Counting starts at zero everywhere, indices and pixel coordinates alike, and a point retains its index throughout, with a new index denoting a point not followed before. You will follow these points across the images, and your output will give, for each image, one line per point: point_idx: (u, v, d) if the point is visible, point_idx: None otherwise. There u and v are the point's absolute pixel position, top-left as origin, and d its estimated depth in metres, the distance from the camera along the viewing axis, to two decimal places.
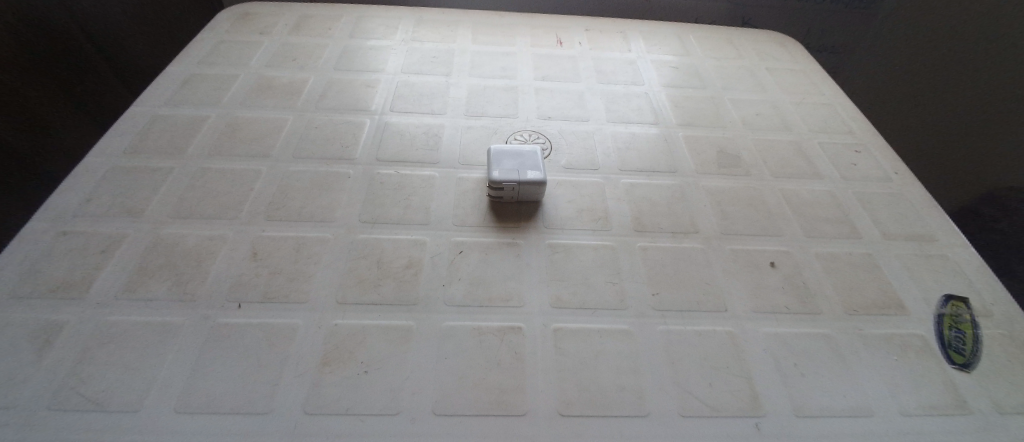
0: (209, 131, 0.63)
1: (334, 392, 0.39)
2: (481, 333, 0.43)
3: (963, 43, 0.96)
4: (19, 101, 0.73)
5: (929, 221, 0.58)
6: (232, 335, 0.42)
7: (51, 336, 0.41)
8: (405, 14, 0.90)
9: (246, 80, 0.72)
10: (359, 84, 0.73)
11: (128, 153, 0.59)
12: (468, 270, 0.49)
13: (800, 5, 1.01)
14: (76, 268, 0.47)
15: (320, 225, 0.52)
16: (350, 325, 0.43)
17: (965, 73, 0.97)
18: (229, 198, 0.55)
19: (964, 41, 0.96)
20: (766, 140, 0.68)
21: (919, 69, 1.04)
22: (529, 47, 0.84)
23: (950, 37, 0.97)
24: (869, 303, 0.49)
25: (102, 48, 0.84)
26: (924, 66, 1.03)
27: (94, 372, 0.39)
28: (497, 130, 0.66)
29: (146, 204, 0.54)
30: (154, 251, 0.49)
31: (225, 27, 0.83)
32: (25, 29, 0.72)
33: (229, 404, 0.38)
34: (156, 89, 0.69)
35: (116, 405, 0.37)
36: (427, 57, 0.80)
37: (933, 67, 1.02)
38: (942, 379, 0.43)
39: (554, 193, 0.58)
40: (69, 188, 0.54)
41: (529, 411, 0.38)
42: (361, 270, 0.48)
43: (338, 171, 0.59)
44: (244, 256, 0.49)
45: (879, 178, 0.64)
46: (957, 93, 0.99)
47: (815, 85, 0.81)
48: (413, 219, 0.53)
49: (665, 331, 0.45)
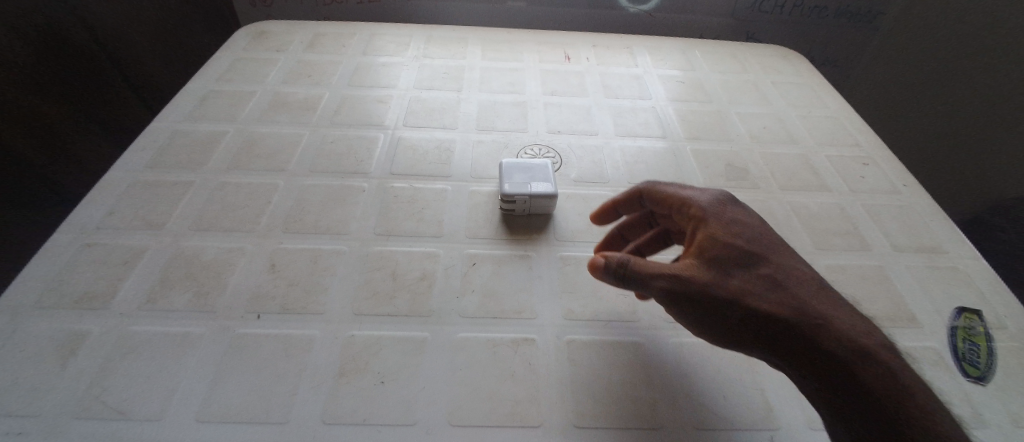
0: (228, 146, 0.65)
1: (351, 403, 0.39)
2: (495, 345, 0.44)
3: (981, 56, 0.92)
4: (39, 119, 0.74)
5: (938, 233, 0.58)
6: (250, 346, 0.43)
7: (76, 345, 0.43)
8: (417, 31, 0.93)
9: (263, 96, 0.74)
10: (371, 100, 0.75)
11: (150, 167, 0.61)
12: (481, 282, 0.50)
13: (803, 20, 1.03)
14: (99, 280, 0.48)
15: (335, 237, 0.54)
16: (365, 336, 0.44)
17: (984, 87, 0.93)
18: (247, 211, 0.56)
19: (983, 54, 0.92)
20: (773, 153, 0.69)
21: (934, 81, 1.01)
22: (537, 62, 0.86)
23: (968, 49, 0.94)
24: (881, 315, 0.49)
25: (121, 66, 0.84)
26: (939, 78, 1.00)
27: (117, 381, 0.40)
28: (506, 144, 0.68)
29: (166, 217, 0.55)
30: (175, 263, 0.50)
31: (243, 45, 0.86)
32: (41, 47, 0.72)
33: (248, 414, 0.38)
34: (176, 105, 0.71)
35: (139, 414, 0.38)
36: (438, 73, 0.82)
37: (948, 80, 0.99)
38: (958, 392, 0.43)
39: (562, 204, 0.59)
40: (94, 202, 0.56)
41: (543, 423, 0.39)
42: (376, 282, 0.49)
43: (353, 185, 0.60)
44: (261, 268, 0.50)
45: (887, 190, 0.64)
46: (975, 107, 0.95)
47: (820, 98, 0.82)
48: (426, 231, 0.55)
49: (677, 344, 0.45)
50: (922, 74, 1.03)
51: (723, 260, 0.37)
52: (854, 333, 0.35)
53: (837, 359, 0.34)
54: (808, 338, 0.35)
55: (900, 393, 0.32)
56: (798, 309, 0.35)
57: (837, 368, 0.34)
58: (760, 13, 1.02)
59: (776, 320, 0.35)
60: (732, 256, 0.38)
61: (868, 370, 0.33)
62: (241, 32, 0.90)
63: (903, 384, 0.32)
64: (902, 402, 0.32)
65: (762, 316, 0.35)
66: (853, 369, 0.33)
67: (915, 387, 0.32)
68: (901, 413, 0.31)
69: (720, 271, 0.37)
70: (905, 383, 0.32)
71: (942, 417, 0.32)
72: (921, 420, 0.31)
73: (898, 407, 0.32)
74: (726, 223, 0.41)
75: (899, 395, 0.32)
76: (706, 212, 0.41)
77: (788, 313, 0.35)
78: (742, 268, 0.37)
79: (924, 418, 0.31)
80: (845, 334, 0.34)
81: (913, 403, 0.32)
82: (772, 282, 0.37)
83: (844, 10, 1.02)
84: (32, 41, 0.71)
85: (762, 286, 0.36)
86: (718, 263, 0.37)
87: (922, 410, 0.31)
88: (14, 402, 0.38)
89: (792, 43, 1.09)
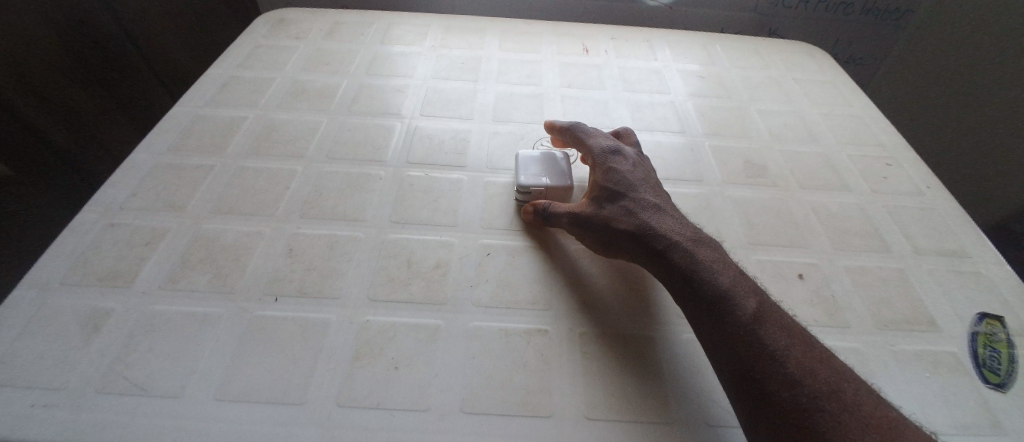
0: (247, 132, 0.66)
1: (365, 386, 0.40)
2: (507, 334, 0.44)
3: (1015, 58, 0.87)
4: (63, 102, 0.75)
5: (963, 237, 0.57)
6: (268, 327, 0.44)
7: (99, 321, 0.44)
8: (435, 21, 0.93)
9: (282, 84, 0.75)
10: (389, 89, 0.75)
11: (172, 151, 0.62)
12: (495, 272, 0.50)
13: (827, 16, 1.01)
14: (123, 259, 0.49)
15: (352, 224, 0.54)
16: (380, 322, 0.45)
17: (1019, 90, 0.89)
18: (266, 196, 0.57)
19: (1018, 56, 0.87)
20: (793, 152, 0.68)
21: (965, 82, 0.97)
22: (556, 54, 0.85)
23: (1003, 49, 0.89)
24: (900, 319, 0.48)
25: (143, 50, 0.85)
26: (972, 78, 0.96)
27: (138, 358, 0.41)
28: (523, 136, 0.68)
29: (188, 199, 0.56)
30: (195, 245, 0.51)
31: (263, 32, 0.87)
32: (67, 30, 0.73)
33: (265, 394, 0.39)
34: (197, 90, 0.72)
35: (159, 390, 0.39)
36: (456, 63, 0.82)
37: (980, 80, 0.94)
38: (978, 398, 0.42)
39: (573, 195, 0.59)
40: (118, 183, 0.57)
41: (554, 413, 0.39)
42: (391, 269, 0.49)
43: (370, 173, 0.61)
44: (280, 252, 0.51)
45: (910, 192, 0.63)
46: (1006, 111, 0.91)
47: (844, 97, 0.80)
48: (441, 221, 0.55)
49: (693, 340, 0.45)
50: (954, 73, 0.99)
51: (609, 204, 0.48)
52: (692, 257, 0.42)
53: (674, 277, 0.42)
54: (655, 261, 0.44)
55: (722, 301, 0.39)
56: (652, 240, 0.44)
57: (675, 284, 0.42)
58: (783, 8, 1.00)
59: (634, 249, 0.45)
60: (614, 201, 0.48)
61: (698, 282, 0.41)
62: (261, 19, 0.90)
63: (723, 294, 0.39)
64: (720, 308, 0.39)
65: (626, 245, 0.46)
66: (686, 282, 0.41)
67: (738, 296, 0.39)
68: (716, 316, 0.39)
69: (600, 210, 0.48)
70: (726, 293, 0.39)
71: (758, 318, 0.38)
72: (732, 320, 0.38)
73: (717, 311, 0.39)
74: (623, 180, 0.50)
75: (719, 302, 0.39)
76: (611, 172, 0.51)
77: (644, 242, 0.45)
78: (619, 210, 0.47)
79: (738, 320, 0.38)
80: (685, 257, 0.42)
81: (724, 307, 0.39)
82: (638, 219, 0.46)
83: (871, 7, 0.99)
84: (58, 23, 0.71)
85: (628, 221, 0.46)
86: (605, 206, 0.48)
87: (729, 313, 0.38)
88: (41, 375, 0.39)
89: (815, 40, 1.07)
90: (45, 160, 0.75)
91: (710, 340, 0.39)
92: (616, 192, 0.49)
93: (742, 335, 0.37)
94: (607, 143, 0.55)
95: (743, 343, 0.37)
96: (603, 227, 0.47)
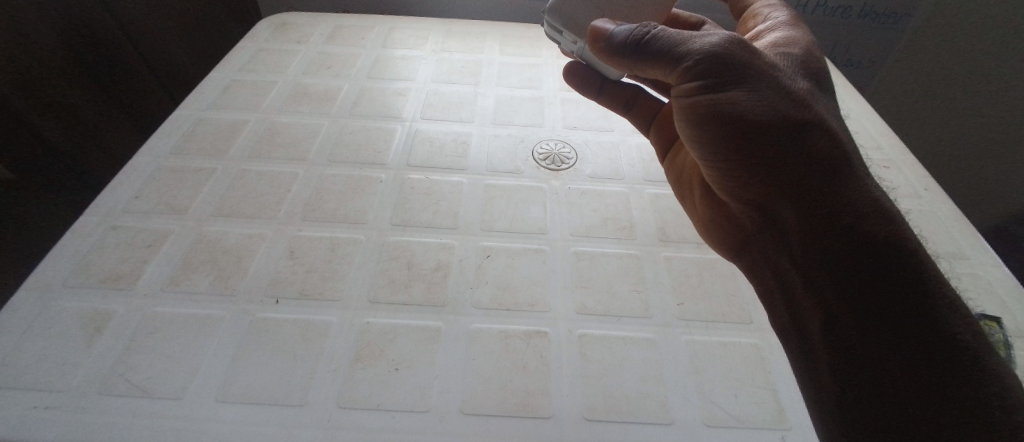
0: (249, 135, 0.66)
1: (366, 387, 0.40)
2: (508, 336, 0.45)
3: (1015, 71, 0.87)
4: (65, 105, 0.75)
5: (960, 239, 0.58)
6: (270, 329, 0.44)
7: (101, 324, 0.44)
8: (436, 25, 0.93)
9: (284, 87, 0.76)
10: (390, 92, 0.76)
11: (173, 154, 0.63)
12: (496, 274, 0.50)
13: (826, 20, 0.97)
14: (125, 261, 0.50)
15: (353, 226, 0.55)
16: (380, 324, 0.45)
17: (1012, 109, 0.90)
18: (268, 199, 0.57)
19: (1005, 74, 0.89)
20: None
21: (965, 87, 0.95)
22: (555, 59, 0.86)
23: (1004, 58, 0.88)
24: None
25: (146, 54, 0.85)
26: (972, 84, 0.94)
27: (140, 360, 0.41)
28: (522, 139, 0.68)
29: (189, 202, 0.57)
30: (197, 247, 0.51)
31: (264, 36, 0.87)
32: (69, 34, 0.73)
33: (264, 396, 0.39)
34: (200, 94, 0.73)
35: (161, 392, 0.39)
36: (456, 67, 0.82)
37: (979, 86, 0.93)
38: None
39: (587, 64, 0.53)
40: (120, 186, 0.58)
41: (554, 415, 0.39)
42: (392, 272, 0.50)
43: (371, 175, 0.61)
44: (281, 254, 0.51)
45: (909, 194, 0.63)
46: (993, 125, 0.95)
47: (842, 100, 0.81)
48: (442, 223, 0.55)
49: (769, 304, 0.41)
50: (952, 81, 0.96)
51: (789, 130, 0.35)
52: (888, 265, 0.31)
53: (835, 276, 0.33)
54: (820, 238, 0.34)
55: (943, 340, 0.29)
56: (840, 209, 0.33)
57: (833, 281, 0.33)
58: None
59: (793, 212, 0.36)
60: (788, 133, 0.35)
61: (915, 302, 0.30)
62: (265, 23, 0.91)
63: (956, 336, 0.28)
64: (932, 346, 0.29)
65: (798, 190, 0.35)
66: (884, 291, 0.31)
67: (976, 346, 0.28)
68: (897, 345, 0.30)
69: (777, 122, 0.35)
70: (962, 337, 0.28)
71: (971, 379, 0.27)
72: (949, 367, 0.28)
73: (920, 345, 0.29)
74: (829, 125, 0.36)
75: (935, 340, 0.29)
76: (796, 85, 0.38)
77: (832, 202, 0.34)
78: (820, 147, 0.35)
79: (960, 371, 0.28)
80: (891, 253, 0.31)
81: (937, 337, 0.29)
82: (842, 174, 0.34)
83: (869, 12, 0.96)
84: (60, 28, 0.71)
85: (824, 163, 0.35)
86: (783, 132, 0.35)
87: (945, 354, 0.28)
88: (43, 377, 0.39)
89: None
90: (43, 161, 0.75)
91: (885, 367, 0.30)
92: (801, 125, 0.35)
93: (960, 400, 0.27)
94: (783, 17, 0.50)
95: (915, 392, 0.29)
96: (771, 126, 0.35)
